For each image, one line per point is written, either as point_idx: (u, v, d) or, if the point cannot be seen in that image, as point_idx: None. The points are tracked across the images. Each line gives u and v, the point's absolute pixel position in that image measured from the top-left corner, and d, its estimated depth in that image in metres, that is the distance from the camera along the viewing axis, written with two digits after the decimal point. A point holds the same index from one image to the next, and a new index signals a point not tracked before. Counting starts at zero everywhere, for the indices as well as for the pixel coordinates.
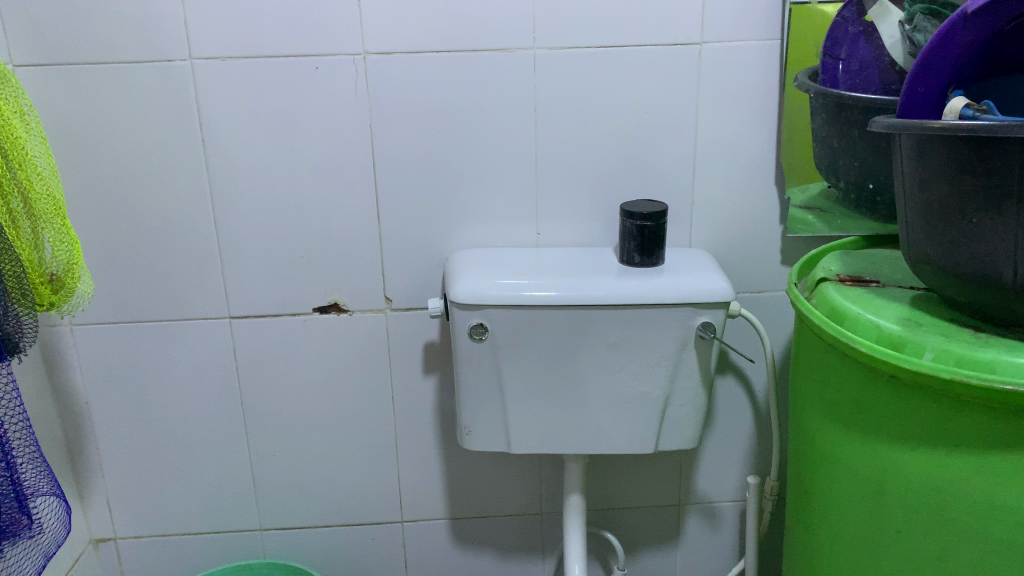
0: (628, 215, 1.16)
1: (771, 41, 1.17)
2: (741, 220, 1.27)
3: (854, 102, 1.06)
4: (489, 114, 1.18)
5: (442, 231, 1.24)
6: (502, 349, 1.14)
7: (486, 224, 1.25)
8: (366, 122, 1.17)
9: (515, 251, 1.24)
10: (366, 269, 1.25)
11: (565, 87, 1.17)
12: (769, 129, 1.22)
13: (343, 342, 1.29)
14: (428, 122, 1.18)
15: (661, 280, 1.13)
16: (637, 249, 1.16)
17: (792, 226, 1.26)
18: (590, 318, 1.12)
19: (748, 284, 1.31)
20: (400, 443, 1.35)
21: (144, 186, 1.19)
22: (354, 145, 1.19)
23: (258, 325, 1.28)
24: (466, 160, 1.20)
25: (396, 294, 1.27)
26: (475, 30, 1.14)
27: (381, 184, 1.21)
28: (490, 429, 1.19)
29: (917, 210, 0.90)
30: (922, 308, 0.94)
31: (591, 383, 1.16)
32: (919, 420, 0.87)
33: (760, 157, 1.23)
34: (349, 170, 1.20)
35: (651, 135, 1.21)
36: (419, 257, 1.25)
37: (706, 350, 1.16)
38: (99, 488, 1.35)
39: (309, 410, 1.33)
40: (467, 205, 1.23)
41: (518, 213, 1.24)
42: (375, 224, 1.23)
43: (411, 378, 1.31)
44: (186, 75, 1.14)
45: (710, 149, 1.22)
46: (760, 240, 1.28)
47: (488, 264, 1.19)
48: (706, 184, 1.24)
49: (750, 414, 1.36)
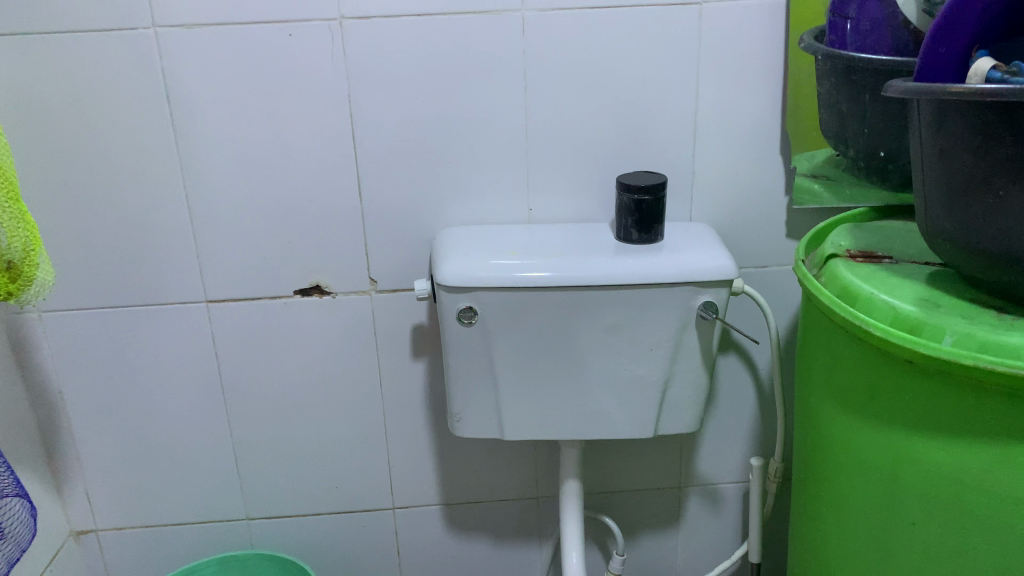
0: (624, 189, 1.10)
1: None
2: (745, 192, 1.20)
3: (865, 64, 0.99)
4: (476, 82, 1.11)
5: (429, 209, 1.17)
6: (493, 333, 1.08)
7: (475, 201, 1.18)
8: (344, 92, 1.10)
9: (506, 227, 1.17)
10: (350, 249, 1.19)
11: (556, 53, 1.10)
12: (774, 95, 1.14)
13: (327, 326, 1.23)
14: (410, 93, 1.11)
15: (658, 257, 1.07)
16: (634, 225, 1.10)
17: (798, 198, 1.19)
18: (586, 299, 1.06)
19: (752, 260, 1.24)
20: (389, 429, 1.30)
21: (111, 164, 1.12)
22: (333, 117, 1.11)
23: (236, 309, 1.22)
24: (452, 132, 1.13)
25: (381, 275, 1.20)
26: None
27: (363, 159, 1.14)
28: (482, 416, 1.14)
29: (935, 182, 0.84)
30: (939, 287, 0.88)
31: (587, 367, 1.11)
32: (937, 408, 0.81)
33: (764, 124, 1.16)
34: (328, 144, 1.13)
35: (648, 103, 1.14)
36: (405, 235, 1.19)
37: (708, 331, 1.10)
38: (78, 480, 1.30)
39: (294, 396, 1.27)
40: (454, 180, 1.16)
41: (508, 187, 1.17)
42: (357, 202, 1.16)
43: (400, 362, 1.26)
44: (151, 44, 1.06)
45: (711, 117, 1.15)
46: (764, 213, 1.22)
47: (478, 242, 1.12)
48: (707, 155, 1.18)
49: (754, 394, 1.30)
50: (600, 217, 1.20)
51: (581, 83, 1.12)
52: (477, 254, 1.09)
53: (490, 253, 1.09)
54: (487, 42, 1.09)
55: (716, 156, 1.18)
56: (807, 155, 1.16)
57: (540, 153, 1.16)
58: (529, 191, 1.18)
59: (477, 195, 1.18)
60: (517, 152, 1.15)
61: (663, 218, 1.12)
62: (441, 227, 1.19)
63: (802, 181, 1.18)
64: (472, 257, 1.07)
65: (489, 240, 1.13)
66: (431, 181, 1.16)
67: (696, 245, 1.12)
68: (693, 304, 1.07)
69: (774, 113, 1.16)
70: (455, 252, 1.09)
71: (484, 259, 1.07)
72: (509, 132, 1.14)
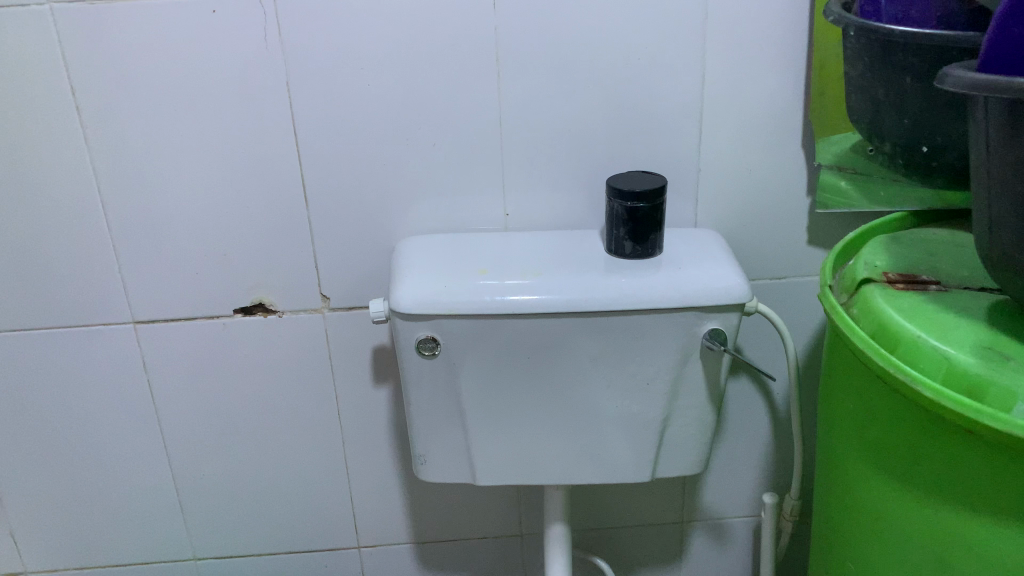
0: (614, 194, 0.92)
1: None
2: (760, 192, 1.02)
3: (905, 38, 0.81)
4: (438, 65, 0.92)
5: (387, 214, 1.00)
6: (459, 366, 0.91)
7: (442, 205, 1.00)
8: (281, 79, 0.92)
9: (478, 236, 1.00)
10: (296, 263, 1.02)
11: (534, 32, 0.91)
12: (795, 78, 0.96)
13: (274, 349, 1.07)
14: (360, 80, 0.93)
15: (656, 277, 0.90)
16: (628, 236, 0.93)
17: (822, 201, 1.01)
18: (568, 327, 0.89)
19: (768, 270, 1.07)
20: (350, 462, 1.14)
21: (10, 167, 0.95)
22: (269, 109, 0.94)
23: (169, 330, 1.05)
24: (411, 125, 0.95)
25: (334, 291, 1.04)
26: None
27: (307, 158, 0.96)
28: (450, 458, 0.98)
29: (1004, 200, 0.66)
30: (1003, 327, 0.71)
31: (572, 404, 0.94)
32: (1001, 489, 0.65)
33: (783, 113, 0.98)
34: (265, 141, 0.95)
35: (644, 88, 0.95)
36: (360, 246, 1.01)
37: (714, 362, 0.93)
38: (2, 518, 1.16)
39: (241, 426, 1.12)
40: (417, 181, 0.99)
41: (480, 189, 1.00)
42: (302, 208, 0.99)
43: (360, 388, 1.09)
44: (45, 24, 0.89)
45: (720, 105, 0.97)
46: (782, 216, 1.04)
47: (443, 256, 0.95)
48: (715, 150, 0.99)
49: (768, 420, 1.13)
50: (589, 223, 1.03)
51: (565, 66, 0.93)
52: (440, 272, 0.92)
53: (457, 271, 0.92)
54: (450, 19, 0.90)
55: (726, 150, 0.99)
56: (833, 148, 0.98)
57: (517, 149, 0.98)
58: (506, 193, 1.00)
59: (443, 198, 1.00)
60: (489, 149, 0.97)
61: (662, 227, 0.94)
62: (404, 235, 1.02)
63: (827, 179, 1.00)
64: (434, 277, 0.90)
65: (456, 253, 0.96)
66: (390, 183, 0.98)
67: (702, 258, 0.95)
68: (697, 331, 0.90)
69: (794, 98, 0.97)
70: (413, 270, 0.92)
71: (447, 280, 0.90)
72: (479, 126, 0.96)
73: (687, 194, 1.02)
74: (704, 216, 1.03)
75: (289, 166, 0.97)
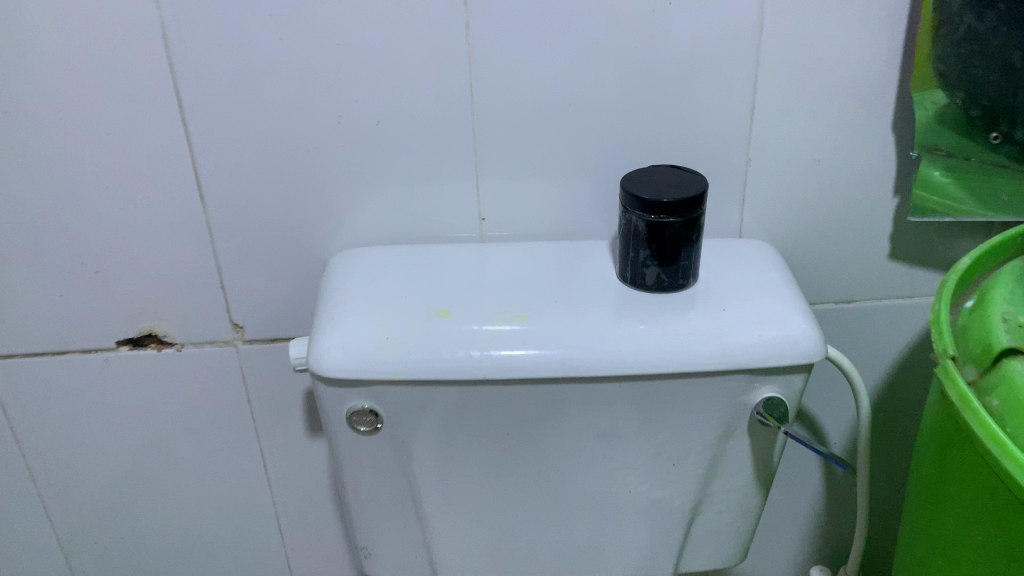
0: (630, 203, 0.64)
1: None
2: (831, 191, 0.74)
3: None
4: (379, 11, 0.63)
5: (316, 218, 0.73)
6: (411, 446, 0.65)
7: (392, 207, 0.73)
8: (150, 30, 0.63)
9: (442, 251, 0.72)
10: (197, 282, 0.75)
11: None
12: (892, 33, 0.67)
13: (174, 391, 0.80)
14: (266, 34, 0.64)
15: (697, 334, 0.63)
16: (652, 260, 0.65)
17: (918, 207, 0.73)
18: (567, 395, 0.63)
19: (835, 291, 0.80)
20: (285, 521, 0.90)
21: None
22: (136, 73, 0.65)
23: (27, 370, 0.78)
24: (343, 98, 0.67)
25: (249, 318, 0.77)
26: None
27: (197, 142, 0.68)
28: (403, 553, 0.72)
29: None
30: None
31: (569, 490, 0.68)
32: None
33: (870, 82, 0.69)
34: (136, 119, 0.67)
35: (680, 48, 0.66)
36: (282, 260, 0.74)
37: (766, 436, 0.67)
38: None
39: (139, 484, 0.86)
40: (357, 175, 0.71)
41: (444, 186, 0.72)
42: (196, 210, 0.71)
43: (291, 436, 0.84)
44: None
45: (786, 71, 0.68)
46: (857, 223, 0.76)
47: (388, 285, 0.67)
48: (775, 133, 0.71)
49: (819, 476, 0.88)
50: (596, 231, 0.75)
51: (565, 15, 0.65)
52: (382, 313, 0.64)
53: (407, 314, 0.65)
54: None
55: (789, 134, 0.71)
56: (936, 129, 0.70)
57: (496, 131, 0.69)
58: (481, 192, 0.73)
59: (394, 198, 0.72)
60: (457, 130, 0.69)
61: (699, 244, 0.66)
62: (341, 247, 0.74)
63: (926, 175, 0.72)
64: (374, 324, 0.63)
65: (408, 279, 0.68)
66: (319, 178, 0.71)
67: (752, 293, 0.67)
68: (749, 401, 0.65)
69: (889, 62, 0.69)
70: (346, 309, 0.65)
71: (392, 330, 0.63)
72: (444, 99, 0.68)
73: (733, 194, 0.74)
74: (753, 222, 0.75)
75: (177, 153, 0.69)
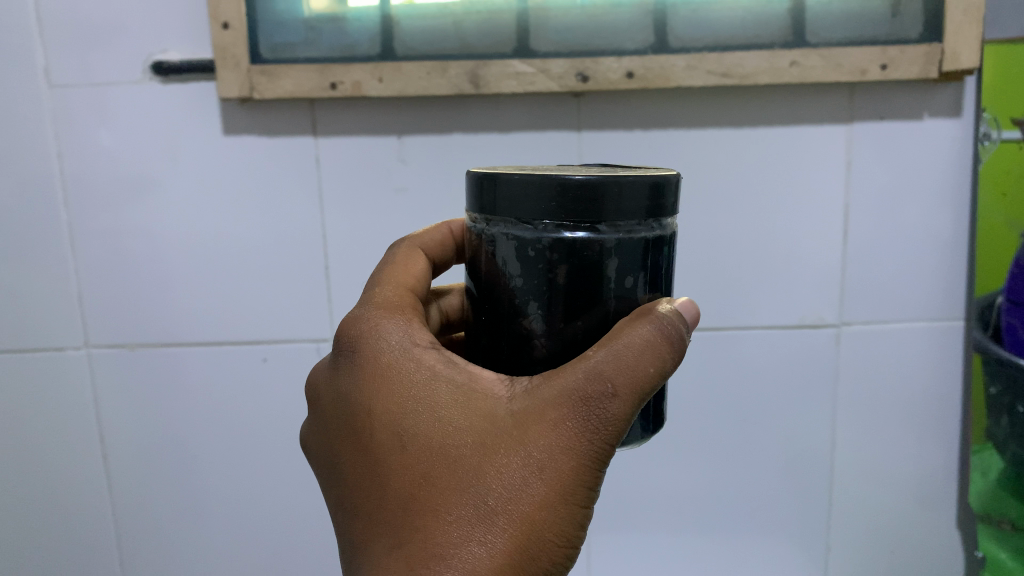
0: (500, 210, 0.29)
1: (923, 161, 0.55)
2: (945, 542, 0.61)
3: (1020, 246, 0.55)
4: (291, 279, 0.59)
5: (250, 469, 0.63)
6: None
7: (9, 271, 0.59)
8: (106, 222, 0.59)
9: (83, 486, 0.63)
10: (104, 503, 0.64)
11: (767, 61, 0.52)
12: (923, 274, 0.57)
13: None
14: (217, 256, 0.59)
15: (444, 381, 0.31)
16: (534, 373, 0.30)
17: (988, 533, 0.59)
18: None
19: (923, 490, 0.61)
20: None
21: None
22: (115, 265, 0.59)
23: None
24: (276, 368, 0.61)
25: (161, 562, 0.65)
26: (284, 107, 0.57)
27: (130, 348, 0.61)
28: None
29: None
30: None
31: None
32: None
33: (912, 306, 0.58)
34: (105, 303, 0.60)
35: (713, 320, 0.58)
36: (222, 509, 0.64)
37: None
38: None
39: None
40: (18, 252, 0.59)
41: (114, 378, 0.61)
42: (142, 430, 0.62)
43: None
44: None
45: (852, 314, 0.57)
46: (945, 412, 0.59)
47: (73, 435, 0.62)
48: (829, 438, 0.60)
49: None
50: None
51: (825, 109, 0.55)
52: (12, 488, 0.63)
53: (27, 496, 0.64)
54: (537, 105, 0.56)
55: (874, 474, 0.60)
56: (977, 461, 0.58)
57: None
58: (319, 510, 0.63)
59: (278, 463, 0.62)
60: None
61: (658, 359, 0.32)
62: (270, 502, 0.63)
63: (979, 491, 0.59)
64: (18, 467, 0.63)
65: (22, 432, 0.62)
66: (189, 146, 0.57)
67: (699, 524, 0.61)
68: None
69: (949, 382, 0.59)
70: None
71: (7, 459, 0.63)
72: None
73: (788, 497, 0.61)
74: (804, 400, 0.59)
75: (157, 70, 0.56)
